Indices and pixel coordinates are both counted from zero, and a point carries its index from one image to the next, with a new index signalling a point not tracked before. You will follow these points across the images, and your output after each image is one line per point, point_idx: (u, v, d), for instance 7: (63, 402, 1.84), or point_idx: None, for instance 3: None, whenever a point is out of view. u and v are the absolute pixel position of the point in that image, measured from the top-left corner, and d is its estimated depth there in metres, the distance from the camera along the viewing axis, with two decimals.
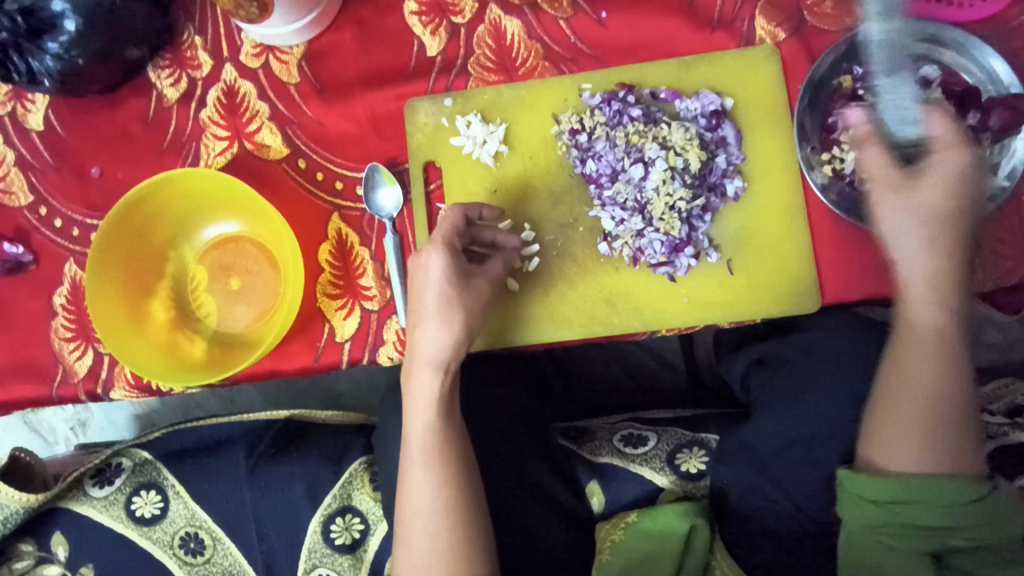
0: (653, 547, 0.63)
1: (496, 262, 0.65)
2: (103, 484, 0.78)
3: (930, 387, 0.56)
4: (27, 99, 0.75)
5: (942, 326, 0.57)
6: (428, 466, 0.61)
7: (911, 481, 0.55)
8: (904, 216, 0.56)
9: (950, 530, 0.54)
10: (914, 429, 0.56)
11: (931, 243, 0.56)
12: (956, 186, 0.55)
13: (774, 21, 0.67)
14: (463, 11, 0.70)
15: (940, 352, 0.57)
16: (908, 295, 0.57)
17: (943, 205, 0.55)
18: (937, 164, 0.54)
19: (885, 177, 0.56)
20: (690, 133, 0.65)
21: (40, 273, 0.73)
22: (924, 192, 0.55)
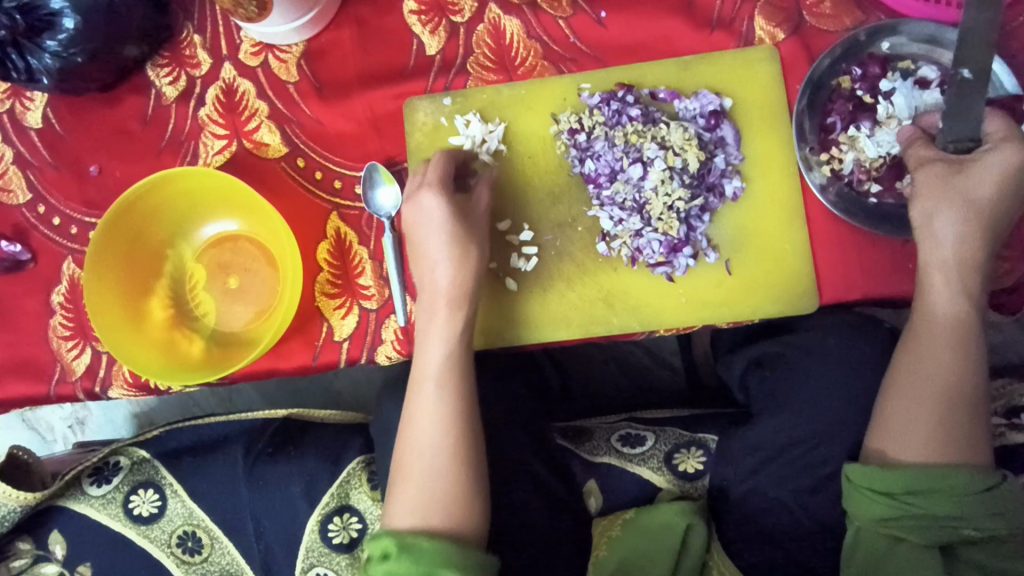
0: (650, 544, 0.63)
1: (483, 194, 0.67)
2: (101, 483, 0.78)
3: (944, 373, 0.57)
4: (25, 97, 0.74)
5: (964, 317, 0.57)
6: (437, 402, 0.62)
7: (923, 471, 0.55)
8: (946, 206, 0.57)
9: (962, 520, 0.54)
10: (927, 420, 0.57)
11: (965, 236, 0.57)
12: (1007, 182, 0.56)
13: (773, 21, 0.67)
14: (463, 10, 0.70)
15: (963, 342, 0.57)
16: (929, 281, 0.59)
17: (992, 200, 0.57)
18: (993, 157, 0.56)
19: (935, 167, 0.58)
20: (689, 133, 0.65)
21: (39, 271, 0.73)
22: (972, 181, 0.57)
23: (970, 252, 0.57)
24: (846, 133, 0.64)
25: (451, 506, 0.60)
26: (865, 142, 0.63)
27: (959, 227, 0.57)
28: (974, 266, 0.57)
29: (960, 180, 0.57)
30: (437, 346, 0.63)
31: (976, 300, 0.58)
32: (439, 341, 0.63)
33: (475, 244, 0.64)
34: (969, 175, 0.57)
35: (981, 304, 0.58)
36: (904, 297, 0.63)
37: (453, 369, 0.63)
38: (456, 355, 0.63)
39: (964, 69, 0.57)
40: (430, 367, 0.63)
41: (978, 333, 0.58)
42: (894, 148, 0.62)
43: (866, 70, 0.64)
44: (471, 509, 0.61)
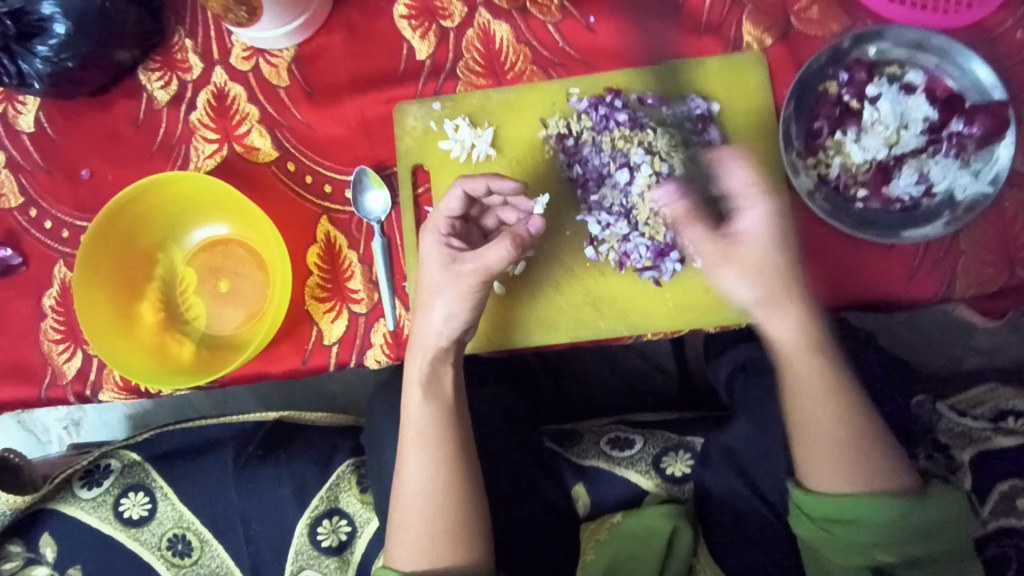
0: (637, 548, 0.64)
1: (497, 250, 0.60)
2: (92, 486, 0.78)
3: (826, 419, 0.58)
4: (18, 101, 0.75)
5: (811, 367, 0.58)
6: (430, 454, 0.62)
7: (847, 501, 0.56)
8: (744, 278, 0.56)
9: (879, 546, 0.56)
10: (834, 460, 0.57)
11: (772, 300, 0.56)
12: (774, 235, 0.55)
13: (761, 26, 0.67)
14: (452, 15, 0.70)
15: (818, 388, 0.58)
16: (785, 365, 0.59)
17: (776, 257, 0.55)
18: (749, 218, 0.55)
19: (703, 244, 0.57)
20: (675, 140, 0.67)
21: (29, 274, 0.73)
22: (747, 246, 0.55)
23: (790, 316, 0.57)
24: (832, 138, 0.64)
25: (452, 547, 0.60)
26: (852, 147, 0.63)
27: (761, 294, 0.56)
28: (799, 321, 0.57)
29: (735, 250, 0.56)
30: (417, 395, 0.63)
31: (812, 347, 0.58)
32: (418, 390, 0.63)
33: (461, 298, 0.61)
34: (738, 240, 0.56)
35: (822, 350, 0.58)
36: (890, 301, 0.64)
37: (436, 415, 0.63)
38: (444, 400, 0.63)
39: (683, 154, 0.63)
40: (416, 419, 0.63)
41: (838, 370, 0.58)
42: (880, 153, 0.63)
43: (852, 75, 0.64)
44: (471, 547, 0.61)
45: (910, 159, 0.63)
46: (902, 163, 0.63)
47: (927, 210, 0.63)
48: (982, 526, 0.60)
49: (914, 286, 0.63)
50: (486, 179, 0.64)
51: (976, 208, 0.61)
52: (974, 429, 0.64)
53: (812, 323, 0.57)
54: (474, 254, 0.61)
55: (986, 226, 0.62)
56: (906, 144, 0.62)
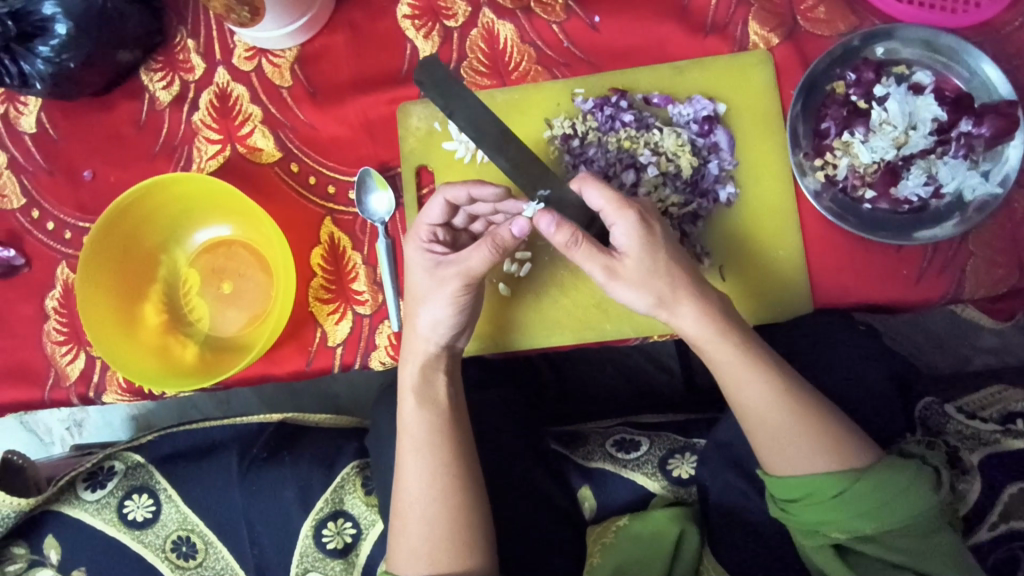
0: (643, 552, 0.63)
1: (476, 255, 0.58)
2: (95, 488, 0.78)
3: (755, 404, 0.57)
4: (19, 101, 0.74)
5: (726, 356, 0.57)
6: (428, 458, 0.61)
7: (801, 480, 0.56)
8: (636, 291, 0.56)
9: (827, 524, 0.55)
10: (775, 443, 0.57)
11: (663, 303, 0.56)
12: (651, 244, 0.55)
13: (767, 26, 0.67)
14: (456, 15, 0.70)
15: (734, 378, 0.57)
16: (720, 375, 0.58)
17: (657, 261, 0.55)
18: (620, 230, 0.55)
19: (590, 265, 0.55)
20: (682, 140, 0.65)
21: (32, 275, 0.73)
22: (629, 259, 0.55)
23: (687, 315, 0.56)
24: (840, 139, 0.64)
25: (452, 553, 0.60)
26: (860, 148, 0.62)
27: (656, 301, 0.56)
28: (699, 317, 0.56)
29: (620, 266, 0.55)
30: (410, 403, 0.63)
31: (720, 337, 0.57)
32: (411, 397, 0.63)
33: (445, 301, 0.60)
34: (620, 257, 0.55)
35: (731, 339, 0.57)
36: (898, 304, 0.64)
37: (431, 423, 0.62)
38: (441, 404, 0.63)
39: (543, 188, 0.57)
40: (412, 428, 0.63)
41: (756, 350, 0.57)
42: (889, 153, 0.62)
43: (859, 75, 0.64)
44: (472, 553, 0.60)
45: (919, 160, 0.62)
46: (911, 164, 0.62)
47: (935, 212, 0.63)
48: (990, 529, 0.59)
49: (923, 288, 0.63)
50: (467, 187, 0.62)
51: (986, 209, 0.62)
52: (982, 432, 0.63)
53: (714, 314, 0.56)
54: (455, 257, 0.59)
55: (995, 226, 0.62)
56: (915, 145, 0.61)
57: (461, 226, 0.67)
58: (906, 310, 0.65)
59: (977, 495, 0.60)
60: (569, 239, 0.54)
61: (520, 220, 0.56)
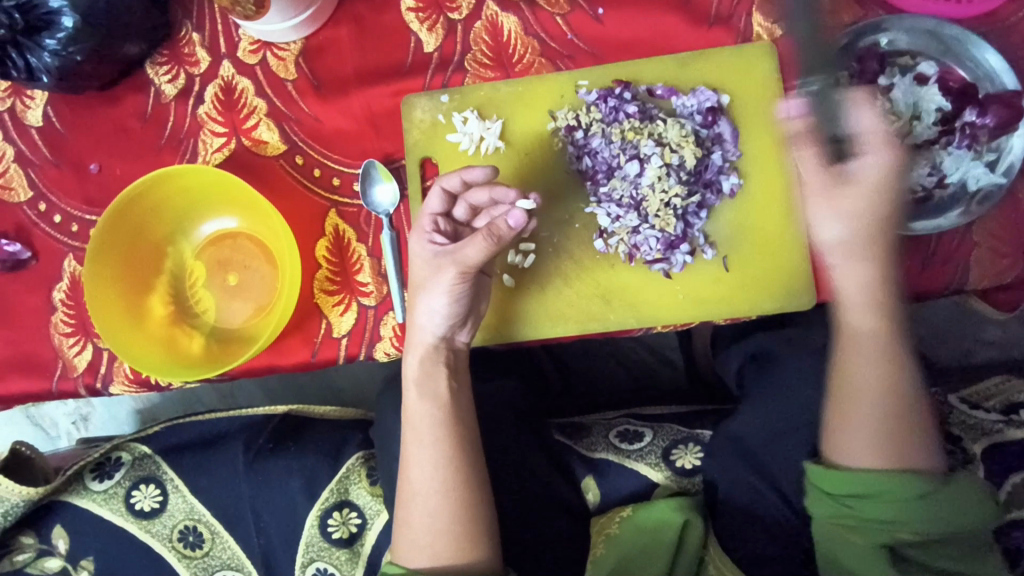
0: (647, 541, 0.64)
1: (473, 246, 0.60)
2: (103, 478, 0.78)
3: (874, 382, 0.57)
4: (26, 95, 0.75)
5: (862, 318, 0.58)
6: (434, 453, 0.62)
7: (882, 477, 0.55)
8: (835, 217, 0.56)
9: (896, 524, 0.55)
10: (861, 417, 0.57)
11: (858, 244, 0.56)
12: (886, 186, 0.55)
13: (771, 17, 0.67)
14: (460, 7, 0.70)
15: (868, 349, 0.58)
16: (847, 345, 0.59)
17: (876, 208, 0.55)
18: (866, 159, 0.54)
19: (812, 175, 0.57)
20: (686, 130, 0.66)
21: (39, 268, 0.73)
22: (861, 188, 0.55)
23: (865, 266, 0.57)
24: None
25: (454, 546, 0.60)
26: None
27: (850, 236, 0.56)
28: (870, 274, 0.57)
29: (847, 190, 0.55)
30: (412, 395, 0.63)
31: (876, 298, 0.57)
32: (414, 390, 0.63)
33: (442, 292, 0.61)
34: (848, 182, 0.55)
35: (885, 309, 0.57)
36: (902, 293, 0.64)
37: (433, 414, 0.63)
38: (444, 396, 0.63)
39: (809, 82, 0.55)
40: (421, 420, 0.63)
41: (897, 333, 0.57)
42: None
43: (864, 65, 0.63)
44: (476, 547, 0.60)
45: (923, 151, 0.62)
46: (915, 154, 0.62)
47: (939, 202, 0.63)
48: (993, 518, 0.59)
49: (926, 278, 0.63)
50: (460, 172, 0.64)
51: (989, 200, 0.62)
52: (985, 421, 0.63)
53: (882, 279, 0.57)
54: (453, 248, 0.61)
55: (1000, 217, 0.62)
56: (919, 135, 0.62)
57: (463, 220, 0.66)
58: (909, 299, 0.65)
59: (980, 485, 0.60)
60: (804, 132, 0.57)
61: (517, 210, 0.59)
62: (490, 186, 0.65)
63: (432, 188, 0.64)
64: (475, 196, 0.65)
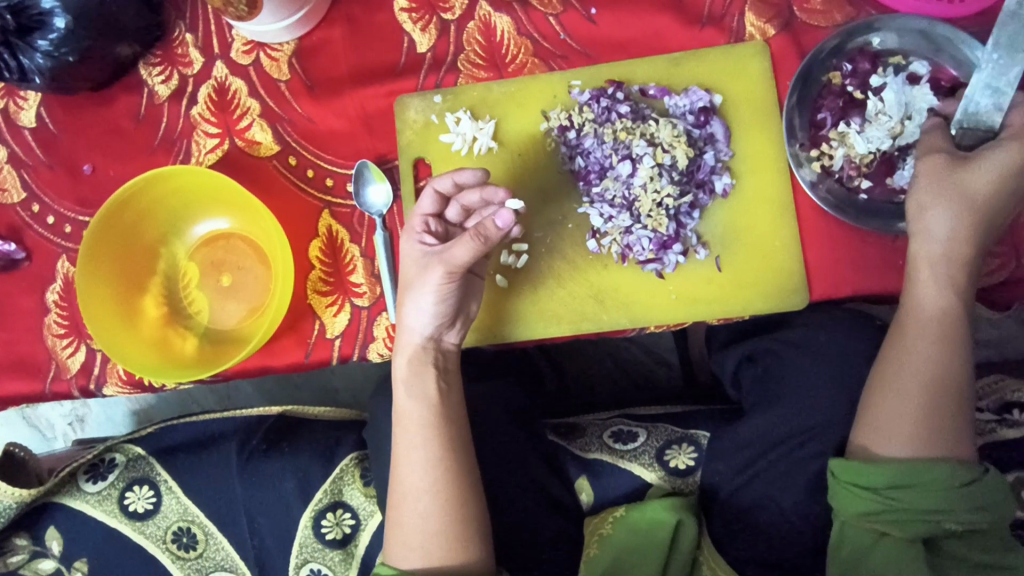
0: (640, 541, 0.64)
1: (459, 247, 0.59)
2: (97, 480, 0.78)
3: (927, 366, 0.57)
4: (19, 96, 0.75)
5: (936, 294, 0.57)
6: (427, 454, 0.61)
7: (926, 466, 0.54)
8: (941, 199, 0.57)
9: (943, 514, 0.54)
10: (908, 402, 0.57)
11: (955, 232, 0.57)
12: (1011, 180, 0.55)
13: (763, 17, 0.67)
14: (453, 7, 0.70)
15: (934, 332, 0.57)
16: (907, 325, 0.58)
17: (992, 198, 0.56)
18: (997, 153, 0.55)
19: (939, 157, 0.57)
20: (678, 130, 0.65)
21: (32, 269, 0.73)
22: (983, 176, 0.55)
23: (947, 247, 0.57)
24: (836, 129, 0.64)
25: (447, 546, 0.60)
26: (855, 138, 0.63)
27: (954, 216, 0.56)
28: (957, 259, 0.57)
29: (970, 176, 0.56)
30: (402, 394, 0.63)
31: (957, 280, 0.57)
32: (403, 390, 0.63)
33: (430, 291, 0.61)
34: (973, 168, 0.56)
35: (958, 295, 0.57)
36: (895, 294, 0.63)
37: (423, 414, 0.63)
38: (433, 396, 0.63)
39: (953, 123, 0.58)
40: (412, 423, 0.63)
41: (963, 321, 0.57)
42: (884, 144, 0.62)
43: (856, 65, 0.64)
44: (466, 547, 0.60)
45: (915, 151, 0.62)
46: (907, 154, 0.62)
47: None
48: None
49: None
50: (452, 175, 0.63)
51: None
52: (978, 420, 0.63)
53: (964, 266, 0.57)
54: (442, 248, 0.61)
55: None
56: (910, 135, 0.61)
57: (456, 220, 0.66)
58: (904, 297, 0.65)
59: None
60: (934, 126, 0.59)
61: (506, 213, 0.58)
62: (482, 186, 0.64)
63: (426, 188, 0.64)
64: (467, 198, 0.65)
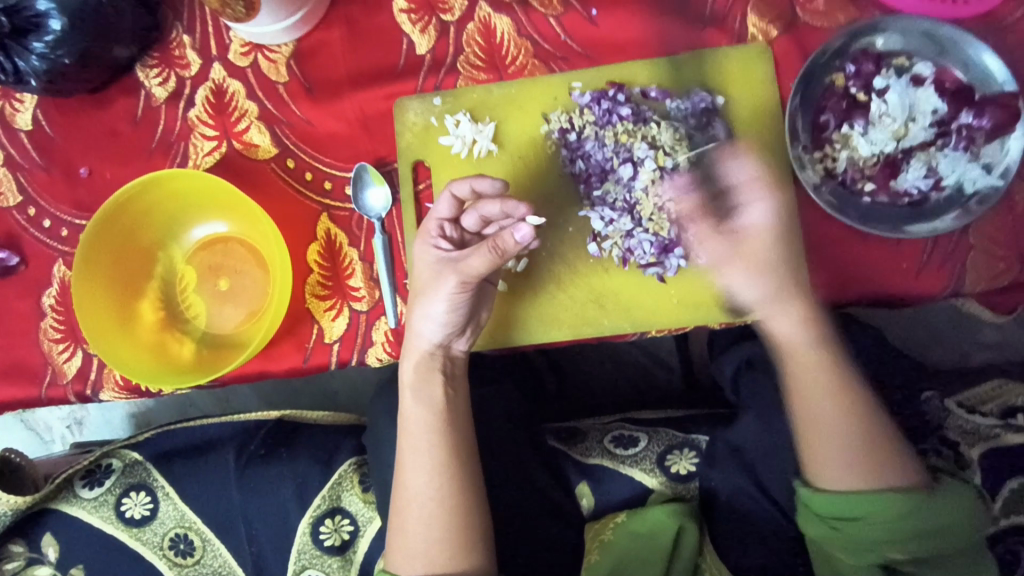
0: (641, 548, 0.63)
1: (475, 259, 0.59)
2: (93, 486, 0.78)
3: (824, 415, 0.58)
4: (15, 98, 0.74)
5: (797, 333, 0.59)
6: (431, 462, 0.61)
7: (866, 497, 0.55)
8: (754, 279, 0.59)
9: (887, 544, 0.55)
10: (831, 447, 0.57)
11: (777, 296, 0.59)
12: (785, 236, 0.59)
13: (766, 17, 0.66)
14: (452, 9, 0.69)
15: (814, 386, 0.58)
16: (796, 387, 0.60)
17: (781, 250, 0.59)
18: (746, 220, 0.59)
19: (717, 246, 0.61)
20: (679, 133, 0.66)
21: (28, 274, 0.73)
22: (749, 237, 0.59)
23: (789, 315, 0.59)
24: (839, 131, 0.63)
25: (449, 555, 0.59)
26: (858, 140, 0.62)
27: (770, 291, 0.59)
28: (797, 315, 0.59)
29: (744, 242, 0.59)
30: (410, 400, 0.63)
31: (810, 334, 0.59)
32: (410, 395, 0.63)
33: (442, 300, 0.60)
34: (741, 236, 0.59)
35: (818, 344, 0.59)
36: (895, 296, 0.63)
37: (430, 422, 0.62)
38: (440, 404, 0.63)
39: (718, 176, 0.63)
40: (417, 433, 0.62)
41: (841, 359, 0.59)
42: (887, 146, 0.62)
43: (859, 67, 0.63)
44: (469, 555, 0.60)
45: (919, 153, 0.61)
46: (911, 157, 0.61)
47: (934, 206, 0.62)
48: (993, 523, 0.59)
49: (924, 281, 0.63)
50: (471, 180, 0.64)
51: (988, 202, 0.61)
52: (982, 426, 0.62)
53: (808, 317, 0.59)
54: (458, 257, 0.60)
55: (997, 220, 0.62)
56: (914, 137, 0.61)
57: (473, 229, 0.66)
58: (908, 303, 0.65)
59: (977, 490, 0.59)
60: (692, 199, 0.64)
61: (524, 226, 0.57)
62: (502, 200, 0.63)
63: (443, 193, 0.63)
64: (487, 208, 0.64)
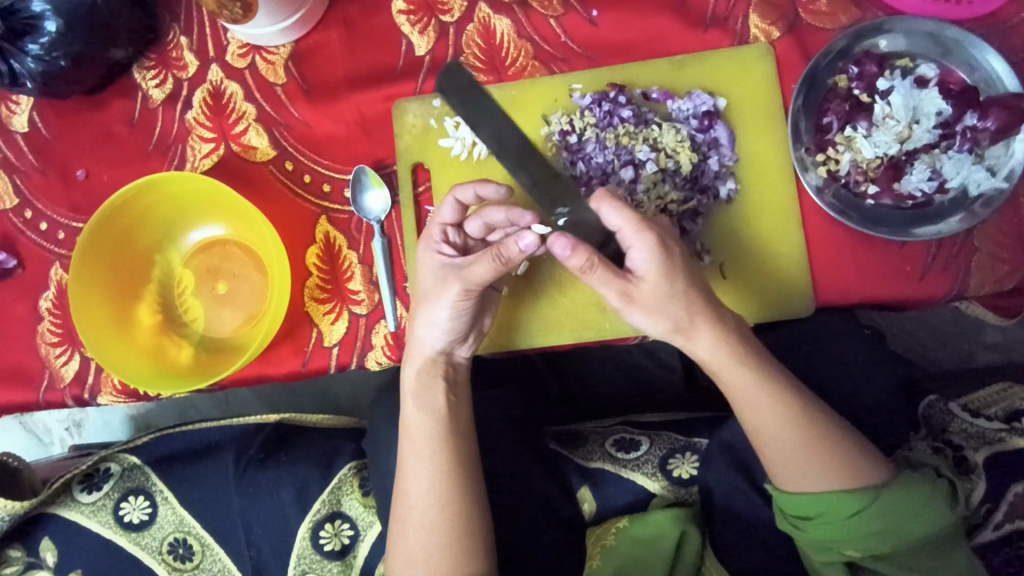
0: (644, 553, 0.63)
1: (480, 267, 0.58)
2: (91, 490, 0.77)
3: (769, 428, 0.55)
4: (11, 100, 0.74)
5: (714, 357, 0.55)
6: (432, 469, 0.60)
7: (820, 498, 0.54)
8: (651, 316, 0.54)
9: (843, 542, 0.54)
10: (780, 457, 0.56)
11: (681, 329, 0.54)
12: (669, 269, 0.53)
13: (768, 19, 0.66)
14: (452, 10, 0.69)
15: (748, 404, 0.56)
16: (735, 403, 0.57)
17: (671, 286, 0.53)
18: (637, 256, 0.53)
19: (607, 288, 0.54)
20: (681, 135, 0.64)
21: (25, 277, 0.72)
22: (645, 283, 0.53)
23: (703, 340, 0.54)
24: (842, 133, 0.63)
25: (450, 563, 0.59)
26: (862, 142, 0.61)
27: (671, 327, 0.54)
28: (715, 339, 0.54)
29: (635, 291, 0.53)
30: (412, 405, 0.62)
31: (736, 361, 0.55)
32: (411, 401, 0.62)
33: (445, 306, 0.59)
34: (635, 280, 0.54)
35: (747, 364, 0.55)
36: (901, 300, 0.63)
37: (432, 429, 0.61)
38: (443, 411, 0.62)
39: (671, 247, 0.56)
40: (417, 440, 0.61)
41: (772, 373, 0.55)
42: (892, 148, 0.60)
43: (862, 68, 0.62)
44: (472, 563, 0.59)
45: (923, 155, 0.61)
46: (914, 159, 0.61)
47: (939, 207, 0.62)
48: (995, 529, 0.58)
49: (927, 285, 0.62)
50: (474, 185, 0.63)
51: (992, 204, 0.61)
52: (987, 430, 0.61)
53: (730, 338, 0.54)
54: (463, 263, 0.59)
55: (1002, 222, 0.61)
56: (919, 139, 0.60)
57: (476, 235, 0.65)
58: (912, 306, 0.64)
59: (982, 496, 0.59)
60: (585, 264, 0.52)
61: (529, 236, 0.54)
62: (508, 208, 0.63)
63: (447, 198, 0.63)
64: (491, 216, 0.64)
